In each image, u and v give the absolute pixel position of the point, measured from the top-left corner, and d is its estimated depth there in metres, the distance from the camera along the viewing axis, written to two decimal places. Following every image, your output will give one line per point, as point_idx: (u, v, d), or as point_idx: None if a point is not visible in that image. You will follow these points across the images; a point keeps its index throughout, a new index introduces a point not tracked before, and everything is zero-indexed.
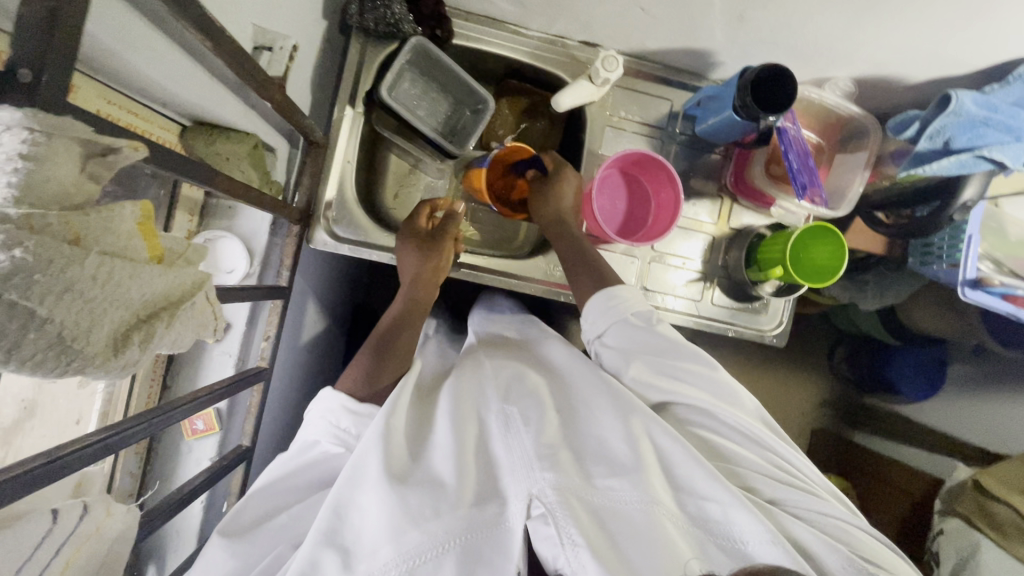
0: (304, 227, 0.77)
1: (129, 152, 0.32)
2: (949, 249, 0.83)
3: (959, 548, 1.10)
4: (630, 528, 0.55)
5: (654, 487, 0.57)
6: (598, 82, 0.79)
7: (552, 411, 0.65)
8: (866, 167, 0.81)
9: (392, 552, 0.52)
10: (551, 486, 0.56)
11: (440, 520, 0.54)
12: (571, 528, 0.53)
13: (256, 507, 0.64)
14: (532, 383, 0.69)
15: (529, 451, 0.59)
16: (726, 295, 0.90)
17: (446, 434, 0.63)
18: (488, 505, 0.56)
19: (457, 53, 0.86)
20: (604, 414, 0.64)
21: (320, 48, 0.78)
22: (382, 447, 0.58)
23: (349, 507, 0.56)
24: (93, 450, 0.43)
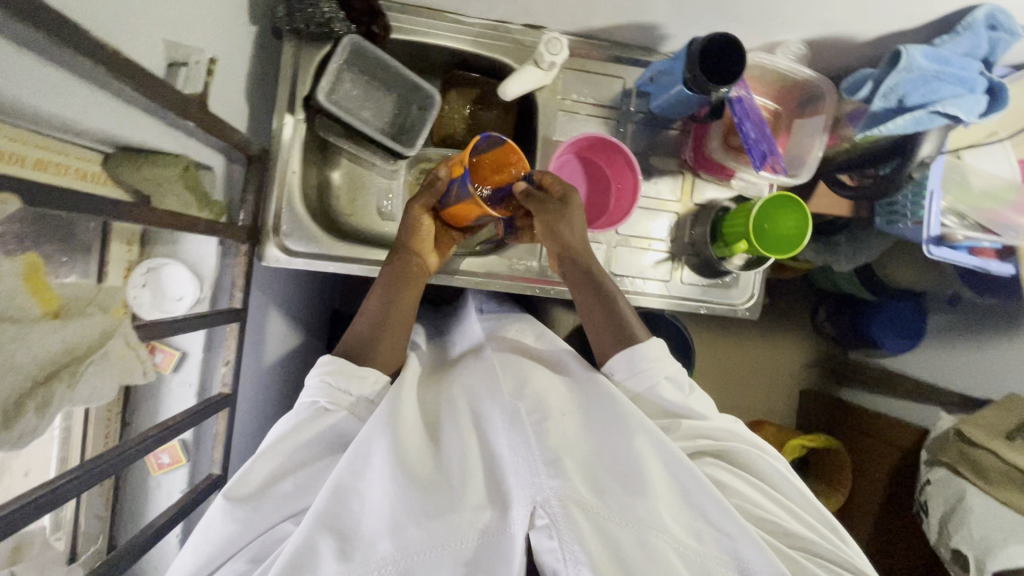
0: (253, 245, 0.74)
1: None
2: (913, 207, 0.81)
3: (946, 497, 1.12)
4: (634, 549, 0.54)
5: (662, 513, 0.56)
6: (544, 67, 0.76)
7: (564, 413, 0.64)
8: (824, 131, 0.79)
9: (390, 547, 0.53)
10: (555, 495, 0.55)
11: (440, 520, 0.54)
12: (575, 546, 0.53)
13: (258, 473, 0.60)
14: (543, 384, 0.68)
15: (534, 456, 0.57)
16: (695, 273, 0.89)
17: (453, 443, 0.63)
18: (488, 511, 0.56)
19: (397, 47, 0.82)
20: (617, 425, 0.63)
21: (251, 56, 0.75)
22: (387, 445, 0.58)
23: (352, 493, 0.57)
24: (28, 508, 0.44)
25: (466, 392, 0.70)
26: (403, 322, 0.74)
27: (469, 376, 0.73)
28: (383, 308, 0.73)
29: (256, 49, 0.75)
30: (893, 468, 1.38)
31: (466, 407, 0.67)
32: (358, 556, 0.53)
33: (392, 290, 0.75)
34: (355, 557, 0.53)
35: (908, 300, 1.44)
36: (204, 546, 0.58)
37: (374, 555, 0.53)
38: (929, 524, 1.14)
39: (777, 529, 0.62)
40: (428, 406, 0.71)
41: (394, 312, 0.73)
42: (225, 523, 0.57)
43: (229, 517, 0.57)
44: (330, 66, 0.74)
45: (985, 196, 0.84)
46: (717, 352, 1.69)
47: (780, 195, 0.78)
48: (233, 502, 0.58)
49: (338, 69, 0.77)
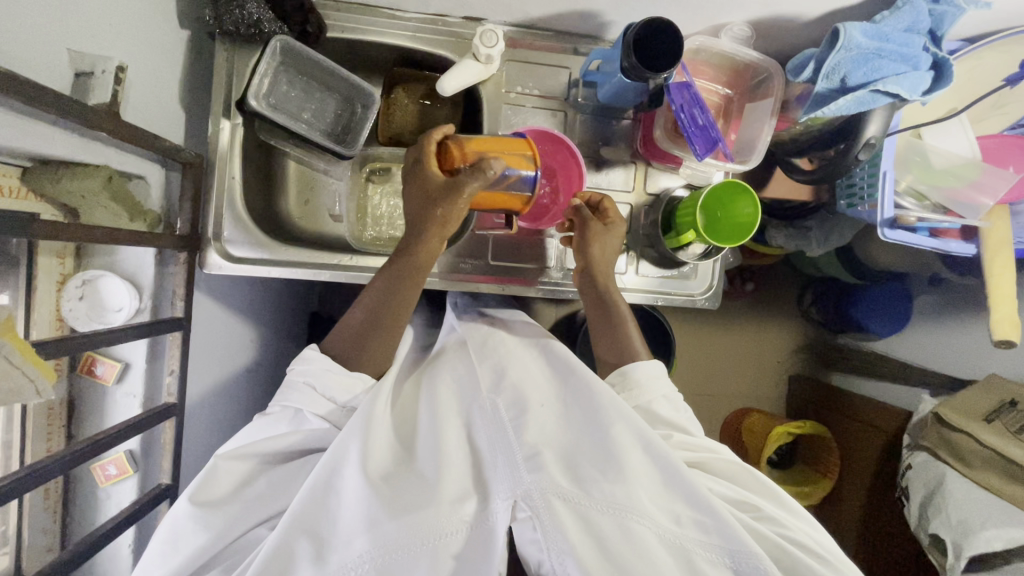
0: (194, 253, 0.74)
1: None
2: (869, 188, 0.79)
3: (926, 482, 1.09)
4: (615, 535, 0.54)
5: (640, 498, 0.57)
6: (482, 60, 0.75)
7: (539, 407, 0.65)
8: (772, 114, 0.76)
9: (367, 543, 0.53)
10: (536, 487, 0.56)
11: (416, 514, 0.55)
12: (558, 536, 0.54)
13: (225, 478, 0.60)
14: (520, 376, 0.70)
15: (513, 448, 0.59)
16: (653, 265, 0.87)
17: (429, 440, 0.64)
18: (468, 503, 0.57)
19: (337, 46, 0.81)
20: (594, 411, 0.64)
21: (185, 62, 0.74)
22: (363, 445, 0.59)
23: (328, 492, 0.57)
24: None
25: (448, 388, 0.70)
26: (402, 313, 0.71)
27: (447, 370, 0.74)
28: (384, 300, 0.70)
29: (190, 54, 0.75)
30: (879, 453, 1.36)
31: (446, 402, 0.68)
32: (334, 558, 0.54)
33: (398, 280, 0.70)
34: (331, 558, 0.54)
35: (892, 282, 1.41)
36: (174, 556, 0.57)
37: (352, 554, 0.54)
38: (909, 508, 1.12)
39: (758, 513, 0.61)
40: (405, 405, 0.71)
41: (390, 305, 0.70)
42: (192, 528, 0.57)
43: (195, 523, 0.57)
44: (262, 68, 0.73)
45: (946, 174, 0.81)
46: (703, 341, 1.67)
47: (728, 184, 0.77)
48: (198, 506, 0.58)
49: (272, 70, 0.75)
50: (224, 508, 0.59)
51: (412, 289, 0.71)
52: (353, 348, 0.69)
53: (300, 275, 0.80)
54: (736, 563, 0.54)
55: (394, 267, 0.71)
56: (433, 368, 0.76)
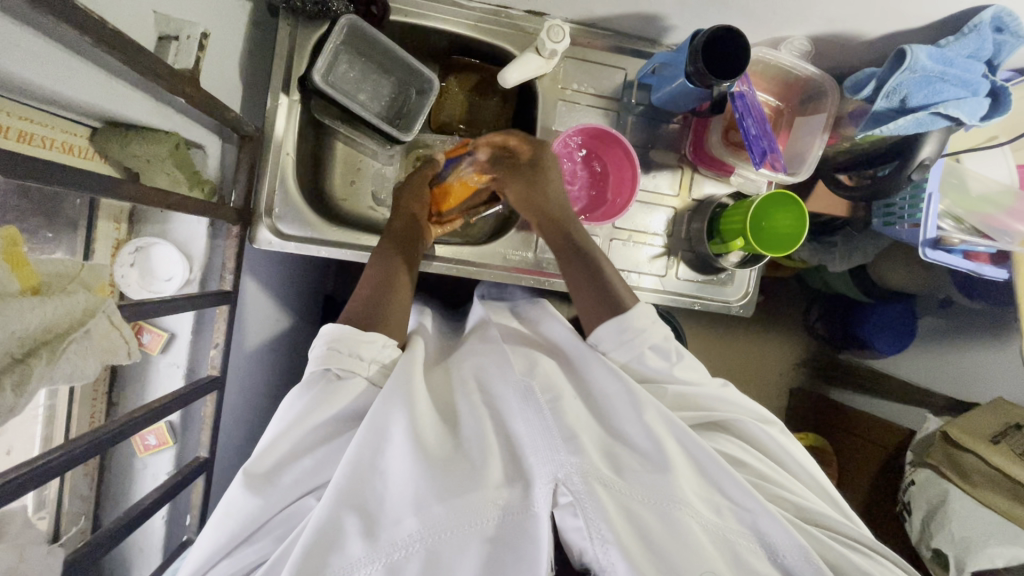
0: (245, 227, 0.73)
1: None
2: (909, 209, 0.81)
3: (929, 498, 1.10)
4: (660, 527, 0.52)
5: (684, 489, 0.55)
6: (546, 54, 0.75)
7: (574, 398, 0.62)
8: (825, 129, 0.77)
9: (417, 525, 0.50)
10: (577, 471, 0.53)
11: (463, 498, 0.51)
12: (601, 525, 0.51)
13: (279, 450, 0.56)
14: (553, 366, 0.66)
15: (552, 431, 0.56)
16: (691, 269, 0.89)
17: (467, 419, 0.59)
18: (510, 488, 0.53)
19: (396, 30, 0.81)
20: (631, 398, 0.61)
21: (248, 34, 0.73)
22: (405, 416, 0.55)
23: (370, 471, 0.53)
24: (19, 482, 0.42)
25: (476, 370, 0.66)
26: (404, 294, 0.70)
27: (479, 351, 0.70)
28: (386, 273, 0.70)
29: (252, 27, 0.74)
30: (877, 468, 1.38)
31: (478, 381, 0.64)
32: (384, 535, 0.50)
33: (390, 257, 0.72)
34: (381, 535, 0.51)
35: (901, 303, 1.43)
36: (222, 525, 0.54)
37: (401, 533, 0.50)
38: (909, 521, 1.13)
39: (803, 510, 0.60)
40: (439, 385, 0.66)
41: (398, 281, 0.70)
42: (245, 498, 0.53)
43: (249, 491, 0.54)
44: (326, 47, 0.73)
45: (982, 200, 0.83)
46: (712, 349, 1.69)
47: (784, 193, 0.77)
48: (251, 479, 0.54)
49: (335, 49, 0.75)
50: (273, 483, 0.55)
51: (408, 262, 0.73)
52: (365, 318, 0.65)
53: (346, 257, 0.79)
54: (780, 559, 0.54)
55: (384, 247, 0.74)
56: (456, 355, 0.72)
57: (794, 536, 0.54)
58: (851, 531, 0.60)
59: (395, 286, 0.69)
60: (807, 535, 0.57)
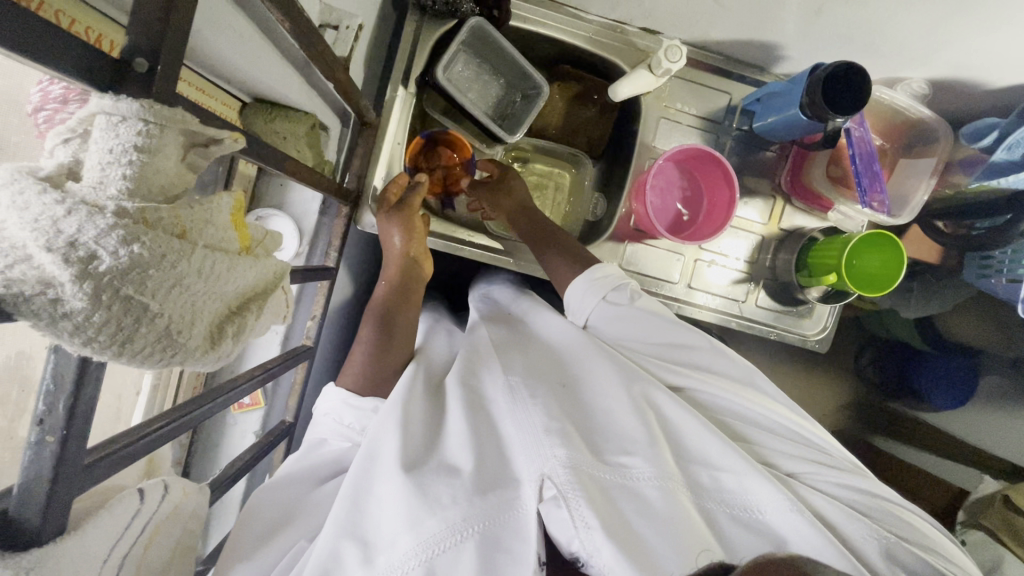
0: (352, 208, 0.76)
1: (228, 143, 0.32)
2: (1010, 264, 0.77)
3: (983, 560, 1.08)
4: (645, 514, 0.52)
5: (664, 463, 0.55)
6: (658, 72, 0.76)
7: (557, 388, 0.62)
8: (931, 174, 0.77)
9: (411, 542, 0.50)
10: (562, 464, 0.52)
11: (455, 507, 0.51)
12: (584, 510, 0.50)
13: (257, 522, 0.59)
14: (539, 364, 0.66)
15: (536, 428, 0.56)
16: (771, 297, 0.89)
17: (453, 421, 0.60)
18: (501, 488, 0.53)
19: (513, 35, 0.84)
20: (609, 385, 0.61)
21: (376, 26, 0.77)
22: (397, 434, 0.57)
23: (367, 497, 0.55)
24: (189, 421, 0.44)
25: (468, 369, 0.67)
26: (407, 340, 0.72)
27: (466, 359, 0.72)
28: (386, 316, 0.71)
29: (383, 19, 0.77)
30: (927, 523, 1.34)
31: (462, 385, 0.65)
32: (381, 560, 0.51)
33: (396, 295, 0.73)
34: (378, 560, 0.51)
35: (964, 357, 1.38)
36: None
37: (397, 555, 0.50)
38: None
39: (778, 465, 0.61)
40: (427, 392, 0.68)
41: (396, 326, 0.71)
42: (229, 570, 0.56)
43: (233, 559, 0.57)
44: (451, 45, 0.76)
45: None
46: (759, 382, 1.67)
47: (900, 249, 0.76)
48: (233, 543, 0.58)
49: (457, 48, 0.78)
50: (260, 546, 0.58)
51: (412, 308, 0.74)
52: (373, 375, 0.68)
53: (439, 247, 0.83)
54: (765, 530, 0.55)
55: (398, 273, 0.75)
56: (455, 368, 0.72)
57: (777, 497, 0.54)
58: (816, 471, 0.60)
59: (392, 332, 0.70)
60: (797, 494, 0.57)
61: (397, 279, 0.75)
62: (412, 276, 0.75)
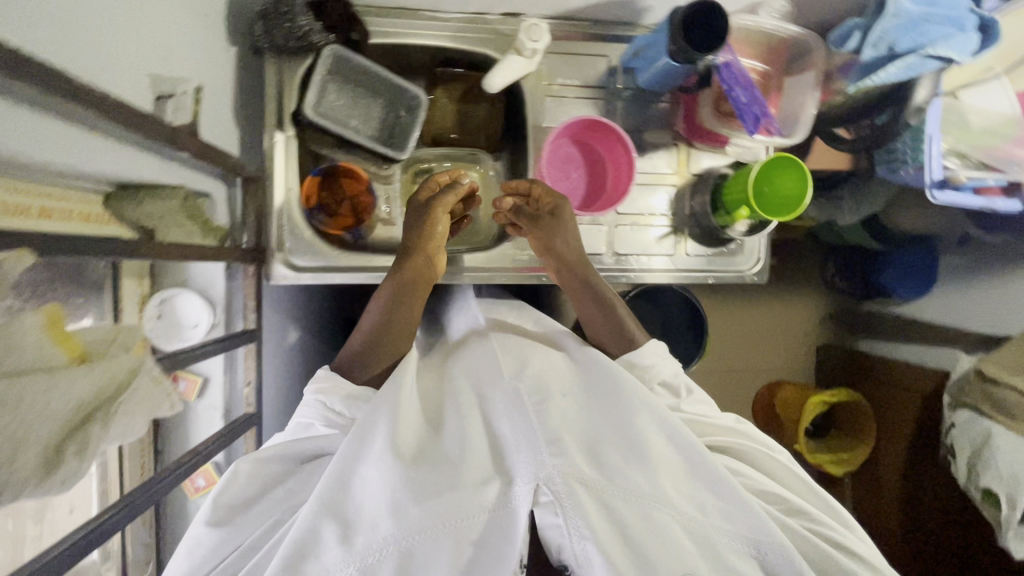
0: (259, 265, 0.75)
1: (13, 264, 0.36)
2: (913, 151, 0.78)
3: (971, 437, 1.11)
4: (637, 524, 0.54)
5: (665, 486, 0.56)
6: (526, 55, 0.75)
7: (563, 396, 0.62)
8: (815, 87, 0.78)
9: (391, 528, 0.52)
10: (558, 472, 0.54)
11: (439, 500, 0.53)
12: (578, 521, 0.53)
13: (236, 492, 0.60)
14: (542, 361, 0.68)
15: (536, 434, 0.57)
16: (699, 243, 0.89)
17: (452, 425, 0.61)
18: (491, 486, 0.55)
19: (378, 51, 0.82)
20: (627, 404, 0.62)
21: (235, 79, 0.75)
22: (389, 424, 0.58)
23: (349, 477, 0.55)
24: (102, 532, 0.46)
25: (469, 375, 0.68)
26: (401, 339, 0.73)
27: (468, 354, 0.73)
28: (384, 319, 0.72)
29: (241, 69, 0.76)
30: (920, 412, 1.38)
31: (465, 391, 0.65)
32: (359, 540, 0.52)
33: (396, 299, 0.73)
34: (357, 540, 0.52)
35: (918, 247, 1.41)
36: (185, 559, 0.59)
37: (377, 537, 0.52)
38: (959, 465, 1.14)
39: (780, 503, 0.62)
40: (425, 392, 0.69)
41: (393, 329, 0.72)
42: (207, 531, 0.58)
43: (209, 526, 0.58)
44: (314, 79, 0.75)
45: (985, 133, 0.82)
46: (733, 319, 1.70)
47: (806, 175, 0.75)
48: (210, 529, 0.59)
49: (323, 80, 0.77)
50: (240, 517, 0.60)
51: (411, 307, 0.74)
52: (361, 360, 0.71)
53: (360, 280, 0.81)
54: (761, 551, 0.55)
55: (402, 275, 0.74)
56: (456, 359, 0.73)
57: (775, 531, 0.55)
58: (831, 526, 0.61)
59: (389, 336, 0.71)
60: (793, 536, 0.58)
61: (410, 275, 0.74)
62: (422, 276, 0.75)
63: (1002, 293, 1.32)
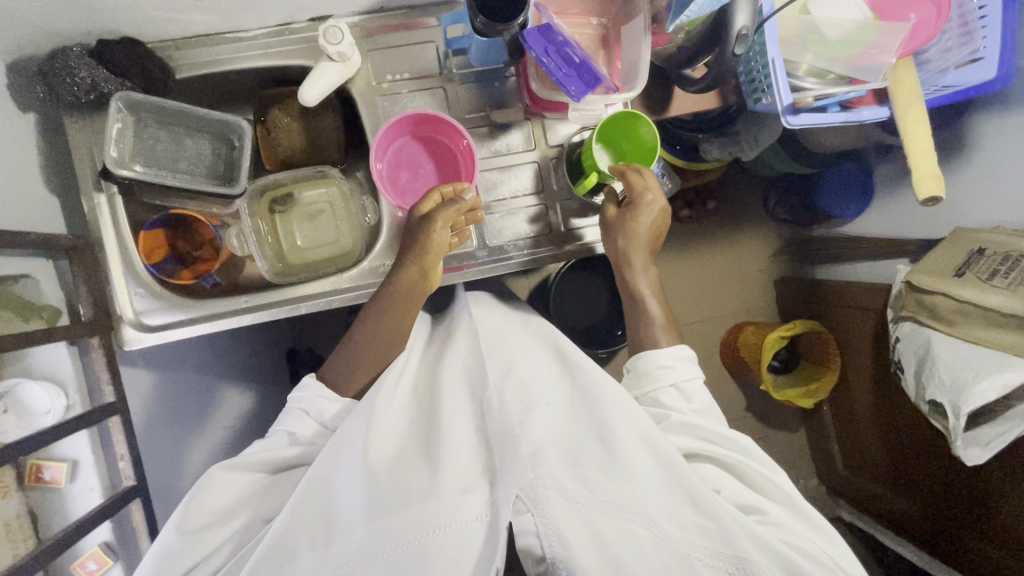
0: (108, 335, 0.73)
1: None
2: (765, 78, 0.74)
3: (916, 351, 1.06)
4: (611, 536, 0.53)
5: (643, 500, 0.56)
6: (337, 58, 0.72)
7: (546, 406, 0.64)
8: (647, 33, 0.71)
9: (363, 537, 0.53)
10: (535, 483, 0.55)
11: (413, 510, 0.55)
12: (550, 532, 0.53)
13: (219, 496, 0.62)
14: (528, 372, 0.70)
15: (516, 444, 0.58)
16: (575, 217, 0.85)
17: (438, 437, 0.63)
18: (470, 497, 0.56)
19: (195, 84, 0.78)
20: (613, 413, 0.63)
21: (41, 147, 0.72)
22: (367, 440, 0.62)
23: (330, 489, 0.58)
24: None
25: (460, 390, 0.70)
26: (387, 349, 0.76)
27: (455, 366, 0.75)
28: (370, 334, 0.75)
29: (44, 136, 0.72)
30: (874, 332, 1.34)
31: (455, 404, 0.67)
32: (332, 551, 0.54)
33: (384, 312, 0.75)
34: (330, 549, 0.54)
35: (847, 163, 1.37)
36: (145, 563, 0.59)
37: (349, 546, 0.54)
38: (907, 379, 1.10)
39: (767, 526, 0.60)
40: (416, 403, 0.72)
41: (375, 343, 0.75)
42: (171, 536, 0.59)
43: (178, 529, 0.59)
44: (111, 129, 0.71)
45: (842, 44, 0.78)
46: (679, 272, 1.67)
47: (652, 120, 0.77)
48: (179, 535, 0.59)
49: (129, 129, 0.73)
50: (211, 528, 0.61)
51: (403, 318, 0.76)
52: (345, 375, 0.75)
53: (220, 326, 0.78)
54: (742, 571, 0.53)
55: (392, 293, 0.76)
56: (441, 367, 0.76)
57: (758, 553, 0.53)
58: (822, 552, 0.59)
59: (375, 351, 0.75)
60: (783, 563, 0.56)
61: (403, 289, 0.75)
62: (416, 291, 0.76)
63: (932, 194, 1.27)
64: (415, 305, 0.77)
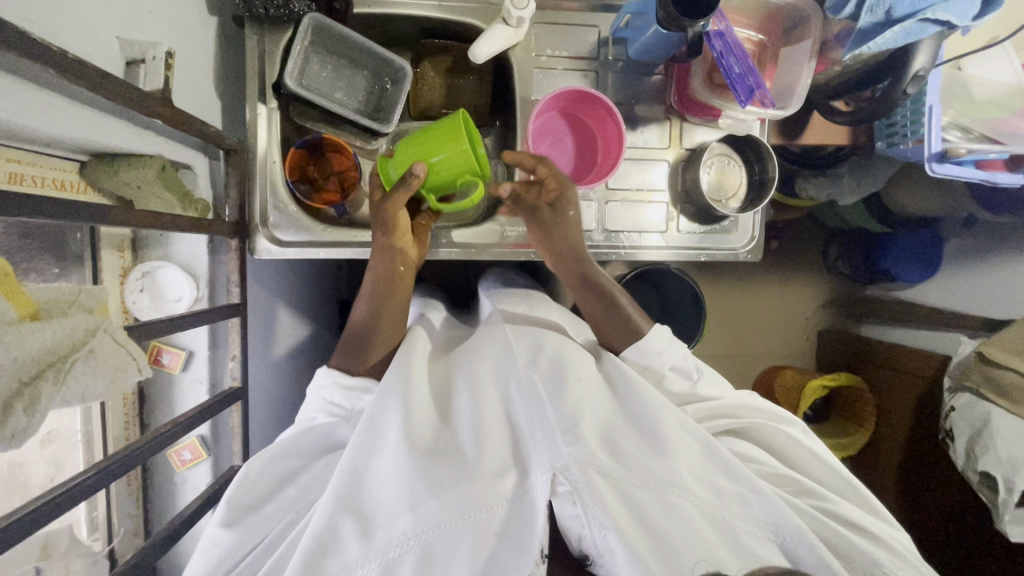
0: (243, 239, 0.76)
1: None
2: (913, 124, 0.77)
3: (971, 422, 1.06)
4: (658, 511, 0.55)
5: (683, 472, 0.57)
6: (513, 23, 0.73)
7: (574, 381, 0.63)
8: (812, 56, 0.74)
9: (410, 521, 0.53)
10: (575, 460, 0.55)
11: (457, 492, 0.54)
12: (599, 511, 0.54)
13: (255, 490, 0.62)
14: (557, 348, 0.67)
15: (552, 421, 0.58)
16: (692, 221, 0.87)
17: (462, 412, 0.61)
18: (508, 477, 0.55)
19: (365, 23, 0.81)
20: (649, 409, 0.61)
21: (218, 51, 0.75)
22: (398, 417, 0.59)
23: (365, 473, 0.57)
24: (90, 482, 0.49)
25: (481, 359, 0.68)
26: (394, 326, 0.74)
27: (477, 341, 0.72)
28: (373, 310, 0.73)
29: (221, 41, 0.75)
30: (917, 398, 1.34)
31: (478, 373, 0.65)
32: (378, 536, 0.53)
33: (378, 287, 0.74)
34: (375, 535, 0.53)
35: (924, 229, 1.36)
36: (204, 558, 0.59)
37: (394, 531, 0.53)
38: (955, 450, 1.09)
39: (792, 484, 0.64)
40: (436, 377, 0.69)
41: (385, 312, 0.73)
42: (222, 531, 0.59)
43: (225, 525, 0.59)
44: (294, 50, 0.73)
45: (989, 105, 0.80)
46: (731, 304, 1.68)
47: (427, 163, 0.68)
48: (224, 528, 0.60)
49: (304, 51, 0.76)
50: (255, 516, 0.61)
51: (400, 293, 0.74)
52: (353, 352, 0.71)
53: (342, 255, 0.81)
54: (784, 533, 0.57)
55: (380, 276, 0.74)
56: (463, 346, 0.73)
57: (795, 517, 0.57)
58: (853, 512, 0.63)
59: (376, 325, 0.72)
60: (810, 516, 0.60)
61: (383, 268, 0.73)
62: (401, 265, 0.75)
63: (1007, 274, 1.28)
64: (405, 281, 0.75)
